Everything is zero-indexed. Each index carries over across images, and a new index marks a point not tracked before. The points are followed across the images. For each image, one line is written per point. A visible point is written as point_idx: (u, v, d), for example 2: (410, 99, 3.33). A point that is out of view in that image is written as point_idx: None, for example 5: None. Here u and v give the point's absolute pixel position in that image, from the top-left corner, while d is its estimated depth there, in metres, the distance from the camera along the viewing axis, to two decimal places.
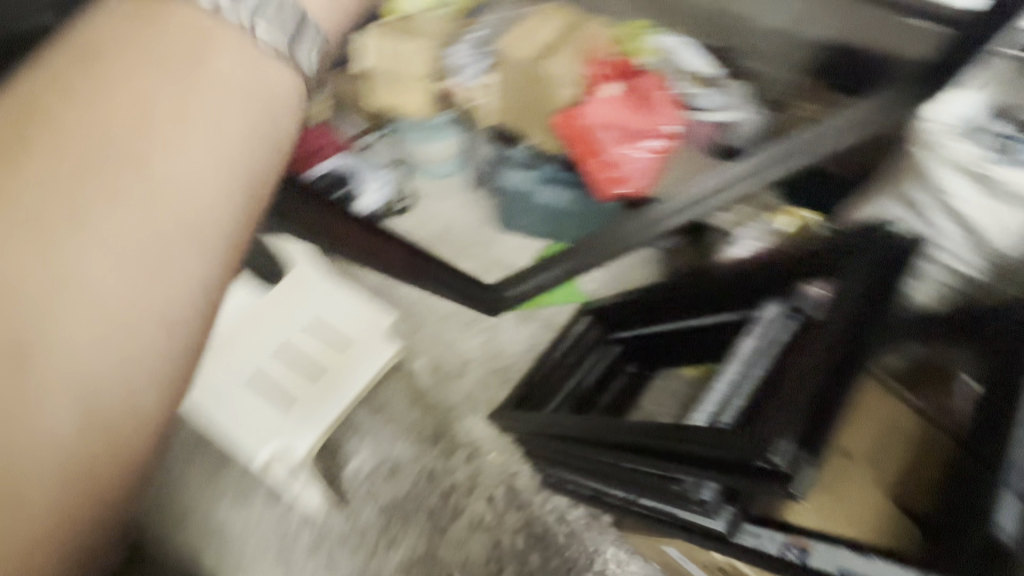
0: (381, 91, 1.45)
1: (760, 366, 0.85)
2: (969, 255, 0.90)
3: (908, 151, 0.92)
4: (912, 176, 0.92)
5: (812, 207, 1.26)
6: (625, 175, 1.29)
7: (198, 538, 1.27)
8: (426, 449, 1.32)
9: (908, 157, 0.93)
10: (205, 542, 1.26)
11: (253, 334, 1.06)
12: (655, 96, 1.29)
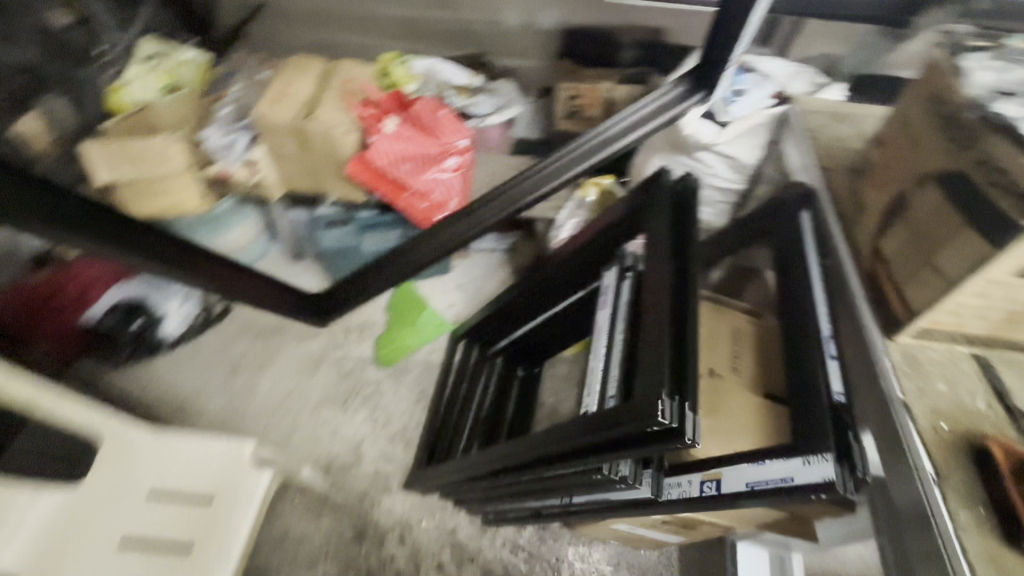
0: (137, 200, 1.23)
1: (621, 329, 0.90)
2: (732, 176, 1.06)
3: None
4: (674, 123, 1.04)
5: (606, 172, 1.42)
6: (438, 201, 1.29)
7: None
8: (353, 554, 1.19)
9: None
10: None
11: (76, 542, 0.83)
12: (436, 117, 1.26)
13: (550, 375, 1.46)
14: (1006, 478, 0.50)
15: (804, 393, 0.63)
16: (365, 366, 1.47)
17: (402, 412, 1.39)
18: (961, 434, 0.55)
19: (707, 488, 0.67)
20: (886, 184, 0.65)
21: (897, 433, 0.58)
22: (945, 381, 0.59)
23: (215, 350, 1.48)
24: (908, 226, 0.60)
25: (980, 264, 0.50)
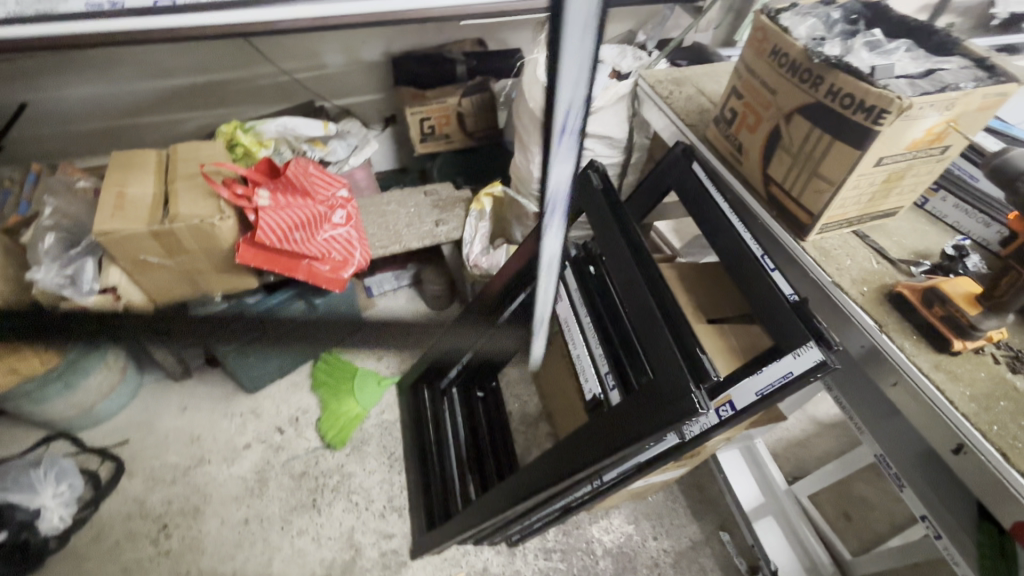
0: None
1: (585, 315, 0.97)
2: (610, 152, 1.20)
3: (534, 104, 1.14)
4: None
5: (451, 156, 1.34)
6: (340, 260, 1.23)
7: None
8: None
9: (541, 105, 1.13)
10: None
11: None
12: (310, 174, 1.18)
13: (505, 381, 1.49)
14: (920, 309, 0.68)
15: (766, 304, 0.77)
16: (318, 457, 1.34)
17: (380, 484, 1.30)
18: (877, 291, 0.73)
19: (724, 413, 0.78)
20: (756, 126, 0.81)
21: (839, 308, 0.74)
22: (849, 258, 0.77)
23: (126, 520, 1.22)
24: (788, 153, 0.76)
25: (854, 165, 0.67)
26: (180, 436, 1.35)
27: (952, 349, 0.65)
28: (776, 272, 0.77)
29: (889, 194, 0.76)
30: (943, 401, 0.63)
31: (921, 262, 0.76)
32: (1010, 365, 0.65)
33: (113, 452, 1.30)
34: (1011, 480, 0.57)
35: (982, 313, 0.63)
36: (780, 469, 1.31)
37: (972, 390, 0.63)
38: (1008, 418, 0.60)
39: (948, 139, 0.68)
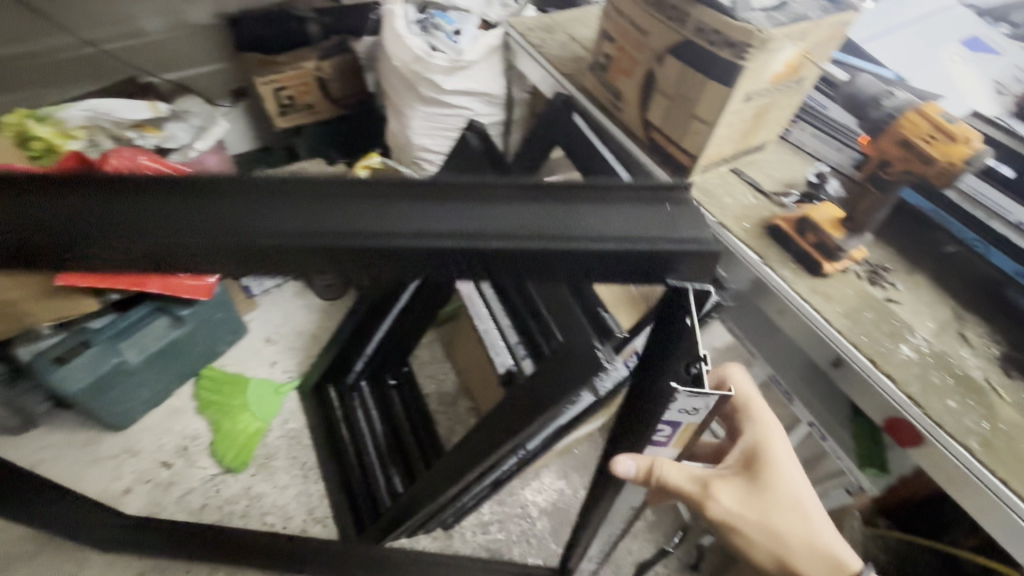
0: None
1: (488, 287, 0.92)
2: (489, 110, 1.13)
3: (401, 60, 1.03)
4: (426, 69, 1.03)
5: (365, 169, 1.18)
6: None
7: None
8: None
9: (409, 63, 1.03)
10: None
11: None
12: (141, 166, 1.00)
13: (417, 362, 1.42)
14: (792, 239, 0.72)
15: None
16: (219, 484, 1.20)
17: (296, 498, 1.20)
18: (757, 226, 0.75)
19: (632, 363, 0.79)
20: (630, 70, 0.79)
21: (724, 247, 0.76)
22: (729, 196, 0.79)
23: None
24: (664, 95, 0.75)
25: (725, 103, 0.67)
26: None
27: (823, 273, 0.70)
28: None
29: (758, 129, 0.79)
30: (819, 320, 0.67)
31: (790, 192, 0.79)
32: (871, 280, 0.71)
33: None
34: (883, 387, 0.63)
35: (845, 236, 0.67)
36: None
37: (843, 307, 0.68)
38: (873, 327, 0.66)
39: (803, 70, 0.71)
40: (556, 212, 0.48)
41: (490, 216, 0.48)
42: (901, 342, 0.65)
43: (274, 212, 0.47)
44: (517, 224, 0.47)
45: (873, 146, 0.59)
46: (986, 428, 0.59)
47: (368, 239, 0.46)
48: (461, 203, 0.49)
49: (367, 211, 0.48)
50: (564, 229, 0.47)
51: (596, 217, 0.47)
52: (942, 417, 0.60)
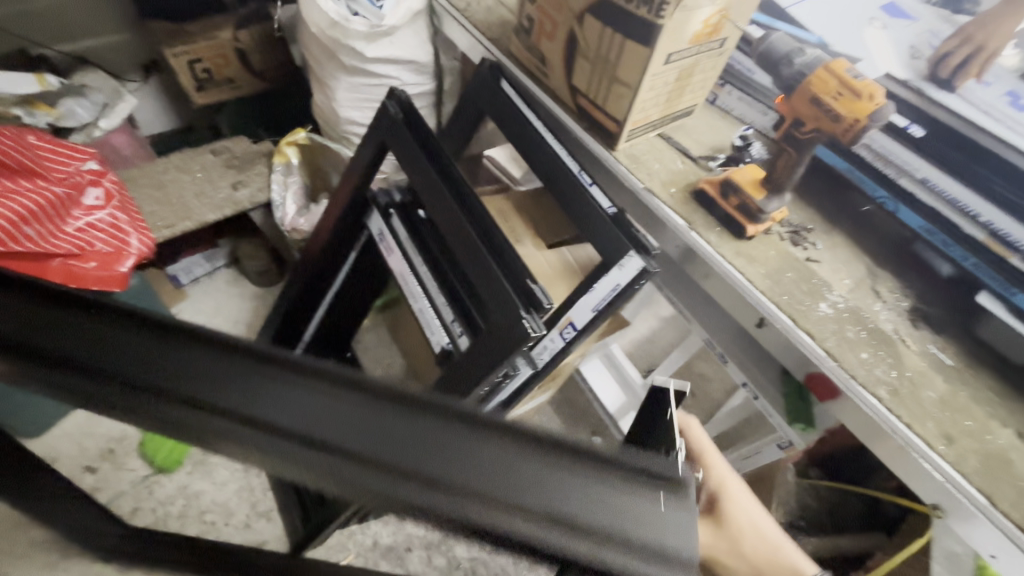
0: None
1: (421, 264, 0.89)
2: (419, 80, 1.08)
3: (318, 26, 0.96)
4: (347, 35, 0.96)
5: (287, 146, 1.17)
6: (110, 251, 0.97)
7: None
8: None
9: (327, 29, 0.96)
10: None
11: None
12: (29, 147, 0.92)
13: (361, 347, 1.37)
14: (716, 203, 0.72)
15: (586, 220, 0.75)
16: (151, 486, 1.13)
17: (237, 493, 1.15)
18: (684, 190, 0.75)
19: (568, 334, 0.78)
20: (554, 32, 0.76)
21: (653, 213, 0.76)
22: (657, 162, 0.78)
23: None
24: (587, 58, 0.72)
25: (645, 65, 0.66)
26: None
27: (747, 235, 0.70)
28: (593, 186, 0.76)
29: (683, 92, 0.78)
30: (741, 281, 0.68)
31: (716, 156, 0.79)
32: (792, 240, 0.72)
33: None
34: (803, 344, 0.64)
35: (766, 198, 0.67)
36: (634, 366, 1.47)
37: (765, 268, 0.68)
38: (793, 287, 0.67)
39: (723, 31, 0.70)
40: (512, 468, 0.24)
41: (381, 449, 0.24)
42: (819, 299, 0.67)
43: (27, 325, 0.26)
44: (433, 468, 0.23)
45: (785, 105, 0.59)
46: (894, 376, 0.61)
47: (170, 422, 0.25)
48: (338, 417, 0.24)
49: (199, 372, 0.25)
50: (486, 513, 0.23)
51: (554, 503, 0.23)
52: (854, 368, 0.62)
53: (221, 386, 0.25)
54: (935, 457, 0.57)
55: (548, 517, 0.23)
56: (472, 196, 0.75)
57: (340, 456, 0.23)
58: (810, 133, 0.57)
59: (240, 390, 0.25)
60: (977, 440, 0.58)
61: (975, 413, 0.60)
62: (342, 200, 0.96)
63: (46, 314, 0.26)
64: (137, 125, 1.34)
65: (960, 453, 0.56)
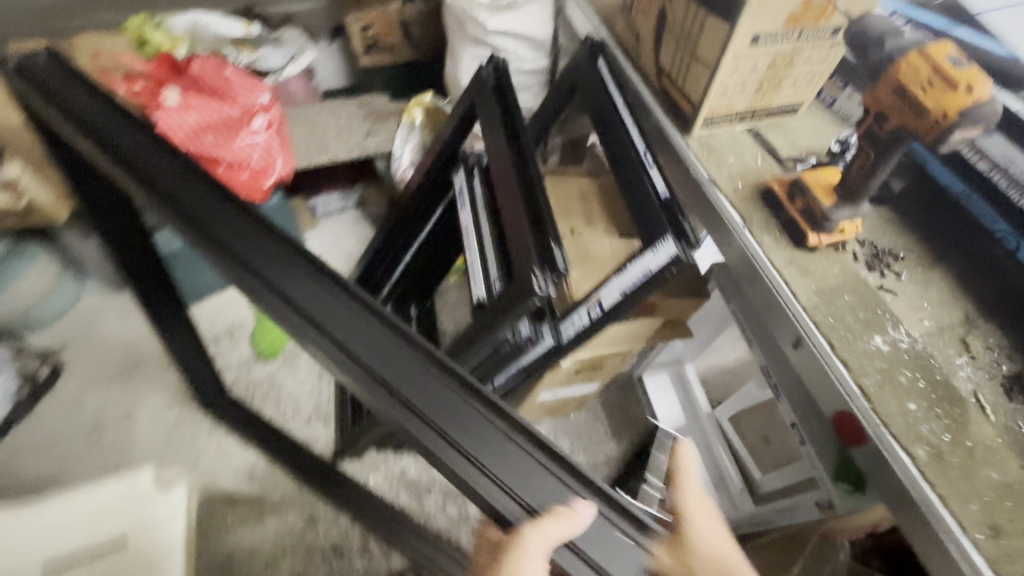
0: None
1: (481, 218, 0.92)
2: (534, 55, 1.12)
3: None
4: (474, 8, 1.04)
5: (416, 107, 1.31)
6: (260, 167, 1.20)
7: None
8: (312, 537, 1.14)
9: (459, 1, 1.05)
10: None
11: None
12: (224, 77, 1.18)
13: (441, 301, 1.48)
14: (783, 203, 0.64)
15: (638, 200, 0.73)
16: (250, 366, 1.37)
17: (309, 393, 1.34)
18: (753, 187, 0.68)
19: (592, 312, 0.78)
20: (649, 9, 0.75)
21: (712, 205, 0.70)
22: (734, 155, 0.72)
23: (62, 416, 1.26)
24: (673, 35, 0.70)
25: (725, 42, 0.62)
26: (117, 344, 1.36)
27: (807, 245, 0.61)
28: (654, 167, 0.73)
29: (783, 84, 0.70)
30: (786, 292, 0.59)
31: (807, 159, 0.71)
32: (866, 263, 0.62)
33: (53, 355, 1.32)
34: (838, 374, 0.55)
35: (836, 203, 0.59)
36: (706, 393, 1.37)
37: (819, 284, 0.60)
38: (848, 311, 0.58)
39: (834, 16, 0.62)
40: (455, 410, 0.43)
41: (371, 355, 0.45)
42: (875, 331, 0.57)
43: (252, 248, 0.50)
44: (412, 394, 0.43)
45: (869, 95, 0.51)
46: (945, 440, 0.50)
47: (270, 301, 0.47)
48: (357, 331, 0.46)
49: (299, 279, 0.48)
50: (422, 423, 0.42)
51: (474, 445, 0.42)
52: (892, 416, 0.51)
53: (306, 294, 0.47)
54: (967, 545, 0.45)
55: (464, 448, 0.42)
56: (529, 157, 0.77)
57: (360, 361, 0.45)
58: (890, 129, 0.49)
59: (312, 293, 0.47)
60: None
61: None
62: (433, 152, 1.04)
63: (243, 231, 0.50)
64: (315, 78, 1.61)
65: (1004, 552, 0.44)
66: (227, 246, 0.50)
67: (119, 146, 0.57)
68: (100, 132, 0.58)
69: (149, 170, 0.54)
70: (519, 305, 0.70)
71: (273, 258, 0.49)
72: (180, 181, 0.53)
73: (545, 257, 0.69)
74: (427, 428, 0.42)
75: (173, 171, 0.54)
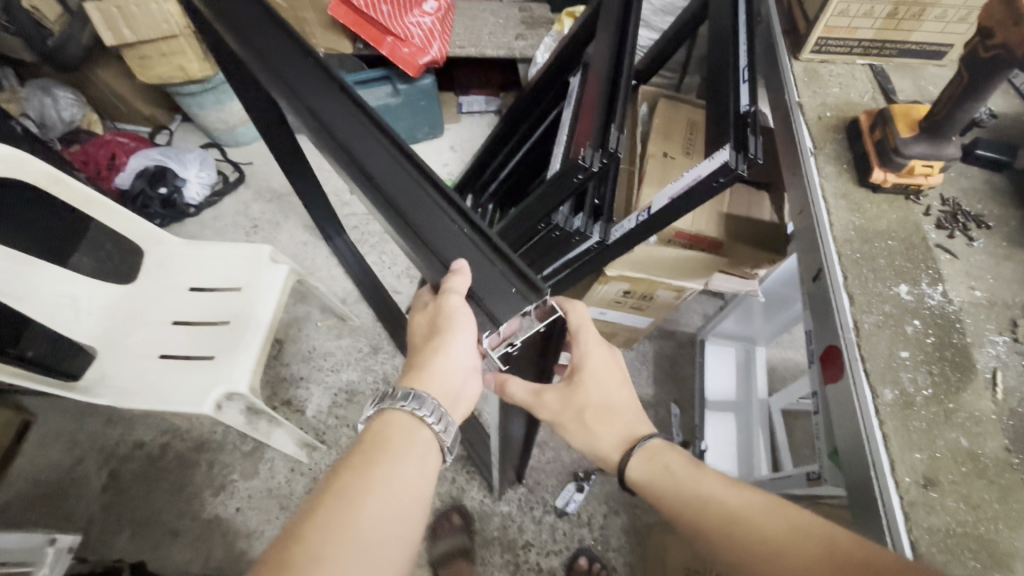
0: (156, 58, 1.41)
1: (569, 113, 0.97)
2: None
3: None
4: None
5: (566, 16, 1.36)
6: (419, 46, 1.37)
7: (183, 551, 1.13)
8: (371, 361, 1.36)
9: None
10: (193, 551, 1.13)
11: (141, 312, 1.03)
12: None
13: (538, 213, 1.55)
14: (863, 135, 0.59)
15: (720, 113, 0.72)
16: (370, 219, 1.61)
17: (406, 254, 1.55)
18: (840, 119, 0.64)
19: (640, 218, 0.80)
20: None
21: (790, 130, 0.66)
22: (839, 86, 0.67)
23: (235, 213, 1.63)
24: None
25: None
26: (284, 173, 1.70)
27: (870, 181, 0.57)
28: (745, 84, 0.71)
29: (920, 18, 0.63)
30: (823, 221, 0.56)
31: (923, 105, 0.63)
32: (936, 219, 0.56)
33: (241, 167, 1.69)
34: (837, 309, 0.52)
35: (912, 138, 0.54)
36: (767, 379, 1.29)
37: (863, 223, 0.56)
38: (883, 256, 0.54)
39: None
40: (423, 204, 0.59)
41: (366, 159, 0.60)
42: (904, 280, 0.52)
43: (304, 85, 0.65)
44: (419, 222, 0.58)
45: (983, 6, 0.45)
46: (922, 394, 0.46)
47: (311, 118, 0.63)
48: (359, 139, 0.61)
49: (330, 104, 0.64)
50: (400, 207, 0.58)
51: (424, 221, 0.58)
52: (874, 355, 0.49)
53: (328, 114, 0.63)
54: (889, 484, 0.43)
55: (419, 230, 0.58)
56: (625, 55, 0.79)
57: (359, 164, 0.60)
58: (989, 44, 0.44)
59: (337, 115, 0.63)
60: (974, 516, 0.41)
61: (1014, 503, 0.42)
62: (559, 50, 1.09)
63: (303, 71, 0.66)
64: None
65: (930, 504, 0.42)
66: (291, 86, 0.65)
67: (242, 30, 0.71)
68: (228, 13, 0.72)
69: (259, 49, 0.68)
70: (568, 179, 0.75)
71: (343, 119, 0.63)
72: (280, 56, 0.67)
73: (602, 142, 0.72)
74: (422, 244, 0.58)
75: (263, 23, 0.70)
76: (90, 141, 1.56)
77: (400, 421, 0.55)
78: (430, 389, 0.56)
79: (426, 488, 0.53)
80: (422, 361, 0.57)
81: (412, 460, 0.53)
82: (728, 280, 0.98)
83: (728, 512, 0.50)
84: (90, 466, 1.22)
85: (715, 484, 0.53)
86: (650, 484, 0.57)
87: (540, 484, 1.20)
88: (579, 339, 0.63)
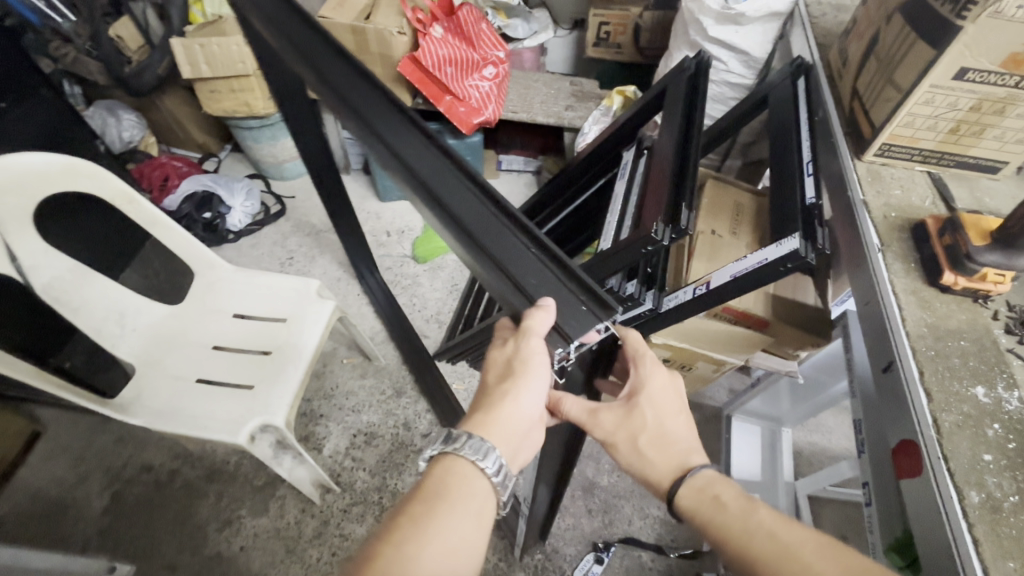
0: (227, 93, 1.50)
1: (621, 185, 1.02)
2: (743, 71, 1.16)
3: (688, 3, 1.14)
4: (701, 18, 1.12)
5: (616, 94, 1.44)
6: (475, 107, 1.45)
7: None
8: (393, 405, 1.34)
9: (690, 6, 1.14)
10: None
11: (184, 333, 1.03)
12: (480, 30, 1.43)
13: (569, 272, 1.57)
14: (932, 238, 0.62)
15: (784, 203, 0.76)
16: (404, 262, 1.64)
17: (436, 299, 1.56)
18: (905, 220, 0.67)
19: (698, 291, 0.82)
20: (863, 37, 0.79)
21: (854, 227, 0.69)
22: (901, 188, 0.71)
23: (273, 242, 1.66)
24: (878, 61, 0.73)
25: (925, 68, 0.62)
26: (324, 209, 1.75)
27: (941, 282, 0.60)
28: (809, 178, 0.75)
29: (981, 137, 0.68)
30: (895, 317, 0.58)
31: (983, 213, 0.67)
32: (1005, 325, 0.58)
33: (284, 200, 1.74)
34: (915, 405, 0.53)
35: (985, 246, 0.57)
36: (793, 462, 1.28)
37: (935, 321, 0.58)
38: (958, 357, 0.55)
39: None
40: (501, 233, 0.60)
41: (442, 191, 0.62)
42: (980, 382, 0.54)
43: (379, 120, 0.67)
44: (495, 249, 0.59)
45: None
46: (1009, 499, 0.47)
47: (386, 149, 0.65)
48: (435, 170, 0.63)
49: (404, 137, 0.66)
50: (478, 236, 0.60)
51: (500, 249, 0.59)
52: (957, 454, 0.49)
53: (403, 146, 0.65)
54: None
55: (494, 257, 0.59)
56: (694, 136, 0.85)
57: (436, 197, 0.62)
58: None
59: (412, 148, 0.65)
60: None
61: None
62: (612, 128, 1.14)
63: (376, 104, 0.68)
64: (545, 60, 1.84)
65: None
66: (365, 120, 0.67)
67: (329, 76, 0.72)
68: (325, 61, 0.74)
69: (338, 88, 0.71)
70: (634, 250, 0.77)
71: (417, 151, 0.64)
72: (355, 91, 0.69)
73: (671, 219, 0.76)
74: (496, 270, 0.59)
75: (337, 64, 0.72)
76: (146, 162, 1.63)
77: (462, 469, 0.51)
78: (496, 438, 0.53)
79: (483, 548, 0.48)
80: (491, 406, 0.55)
81: (472, 514, 0.49)
82: (768, 357, 1.01)
83: (776, 542, 0.50)
84: (95, 486, 1.18)
85: (766, 515, 0.53)
86: (697, 512, 0.57)
87: (558, 551, 1.15)
88: (640, 361, 0.65)
